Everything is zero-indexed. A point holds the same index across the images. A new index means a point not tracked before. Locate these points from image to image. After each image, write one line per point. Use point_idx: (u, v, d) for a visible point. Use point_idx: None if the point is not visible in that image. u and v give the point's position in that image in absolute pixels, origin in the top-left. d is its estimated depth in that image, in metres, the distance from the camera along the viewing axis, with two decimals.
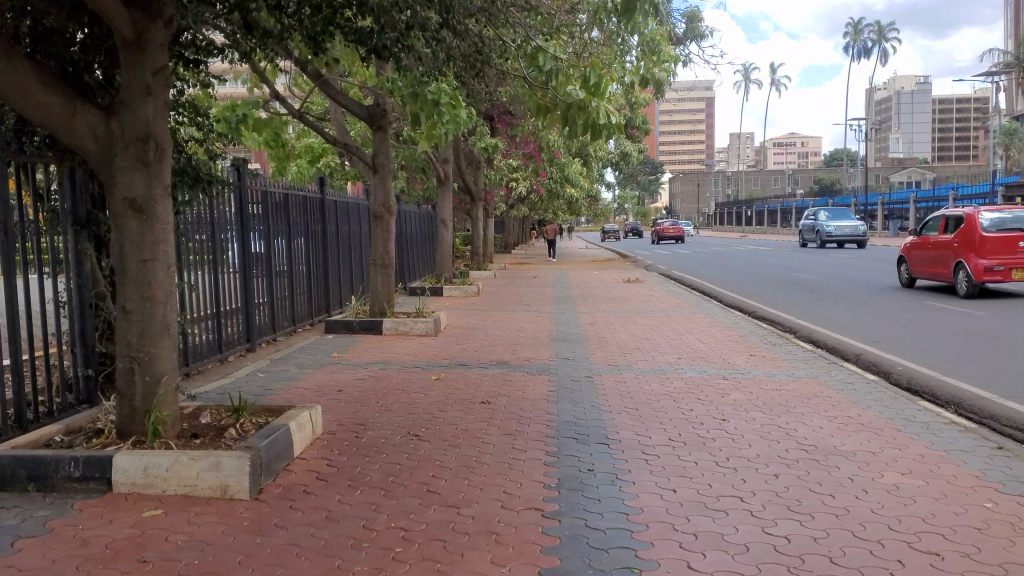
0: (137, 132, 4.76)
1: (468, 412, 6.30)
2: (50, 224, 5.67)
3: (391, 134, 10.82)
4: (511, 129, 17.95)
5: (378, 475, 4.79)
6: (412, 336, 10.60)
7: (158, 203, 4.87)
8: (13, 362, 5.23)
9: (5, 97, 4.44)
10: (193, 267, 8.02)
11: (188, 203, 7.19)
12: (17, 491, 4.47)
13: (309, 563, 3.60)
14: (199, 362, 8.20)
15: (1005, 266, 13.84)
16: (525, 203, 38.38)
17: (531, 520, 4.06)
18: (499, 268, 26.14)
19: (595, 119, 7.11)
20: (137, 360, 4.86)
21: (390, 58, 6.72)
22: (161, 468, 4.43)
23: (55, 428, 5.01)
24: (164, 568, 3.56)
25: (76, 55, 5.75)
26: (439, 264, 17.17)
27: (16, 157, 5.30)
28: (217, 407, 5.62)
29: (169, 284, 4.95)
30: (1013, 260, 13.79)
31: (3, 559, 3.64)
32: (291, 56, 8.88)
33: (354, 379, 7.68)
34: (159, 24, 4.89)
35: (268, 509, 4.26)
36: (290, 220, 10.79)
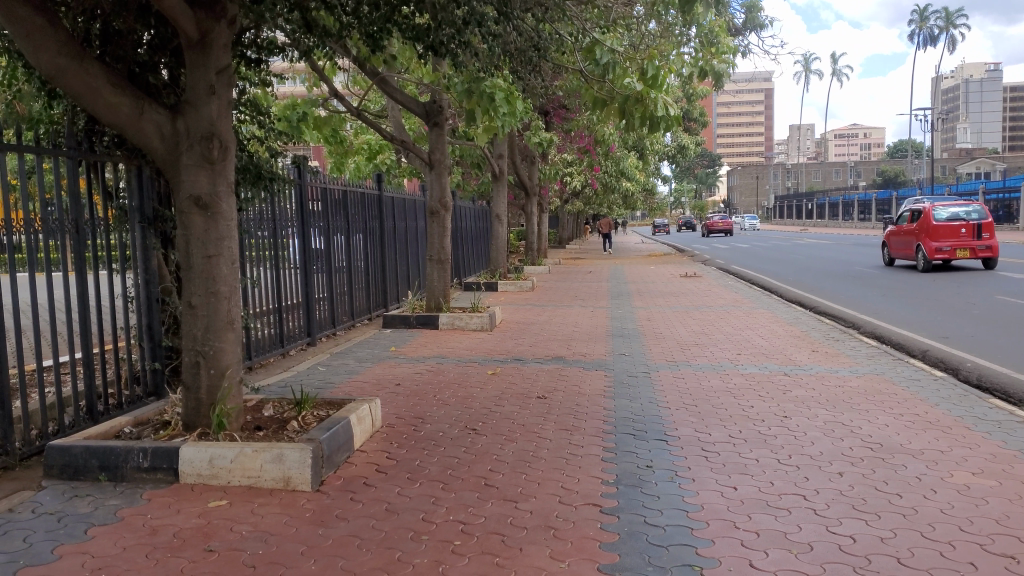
0: (201, 131, 4.86)
1: (525, 407, 6.30)
2: (119, 221, 5.85)
3: (447, 130, 10.88)
4: (566, 123, 17.88)
5: (437, 468, 4.83)
6: (468, 331, 10.65)
7: (222, 200, 4.98)
8: (85, 355, 5.39)
9: (76, 98, 4.58)
10: (256, 263, 8.19)
11: (251, 200, 7.34)
12: (89, 481, 4.61)
13: (371, 555, 3.64)
14: (262, 356, 8.36)
15: (951, 249, 18.05)
16: (581, 199, 38.28)
17: (589, 515, 4.05)
18: (555, 264, 26.12)
19: (653, 111, 7.02)
20: (202, 353, 4.97)
21: (447, 54, 6.74)
22: (226, 460, 4.53)
23: (124, 419, 5.16)
24: (230, 557, 3.64)
25: (144, 56, 5.92)
26: (494, 259, 17.22)
27: (87, 157, 5.47)
28: (279, 400, 5.72)
29: (234, 279, 5.06)
30: (960, 244, 17.84)
31: (76, 546, 3.76)
32: (349, 54, 8.98)
33: (412, 373, 7.75)
34: (222, 25, 4.99)
35: (329, 501, 4.33)
36: (349, 217, 10.94)
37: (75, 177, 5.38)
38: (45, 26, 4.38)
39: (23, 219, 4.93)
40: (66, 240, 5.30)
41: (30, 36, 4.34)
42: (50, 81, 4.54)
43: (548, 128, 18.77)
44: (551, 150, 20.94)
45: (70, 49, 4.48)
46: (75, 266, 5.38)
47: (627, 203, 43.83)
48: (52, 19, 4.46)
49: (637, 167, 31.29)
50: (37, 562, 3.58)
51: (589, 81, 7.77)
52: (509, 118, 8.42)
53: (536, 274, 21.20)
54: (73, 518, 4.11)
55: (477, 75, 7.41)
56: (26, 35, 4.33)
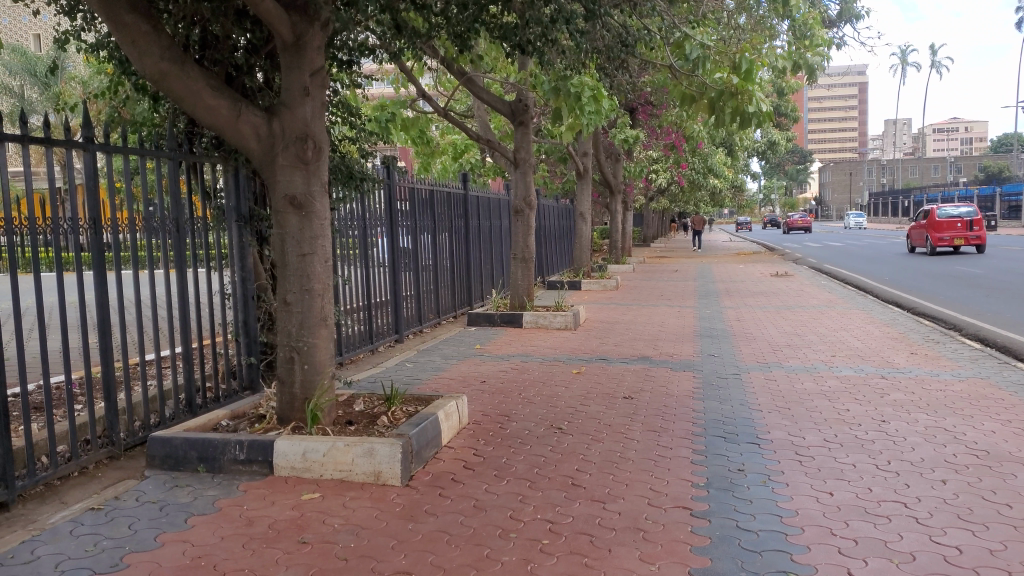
0: (296, 132, 4.99)
1: (611, 407, 6.24)
2: (217, 221, 6.04)
3: (532, 129, 10.88)
4: (652, 119, 17.66)
5: (524, 466, 4.82)
6: (552, 330, 10.62)
7: (316, 199, 5.09)
8: (185, 350, 5.56)
9: (177, 101, 4.72)
10: (346, 262, 8.36)
11: (342, 200, 7.51)
12: (189, 471, 4.78)
13: (459, 551, 3.65)
14: (352, 353, 8.52)
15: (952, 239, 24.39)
16: (667, 196, 37.88)
17: (680, 518, 3.98)
18: (639, 263, 25.87)
19: (745, 107, 6.85)
20: (297, 349, 5.10)
21: (533, 52, 6.74)
22: (319, 453, 4.63)
23: (221, 412, 5.32)
24: (323, 549, 3.72)
25: (240, 59, 6.13)
26: (578, 258, 17.13)
27: (188, 158, 5.65)
28: (369, 395, 5.82)
29: (327, 277, 5.17)
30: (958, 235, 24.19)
31: (178, 534, 3.90)
32: (436, 55, 9.06)
33: (497, 371, 7.77)
34: (316, 26, 5.09)
35: (418, 496, 4.37)
36: (435, 216, 11.06)
37: (176, 178, 5.56)
38: (150, 32, 4.53)
39: (128, 219, 5.12)
40: (168, 239, 5.48)
41: (135, 42, 4.49)
42: (154, 85, 4.69)
43: (634, 125, 18.58)
44: (636, 147, 20.73)
45: (172, 54, 4.63)
46: (177, 264, 5.56)
47: (714, 200, 43.04)
48: (155, 24, 4.60)
49: (725, 163, 30.69)
50: (142, 549, 3.72)
51: (678, 77, 7.64)
52: (595, 114, 8.35)
53: (621, 273, 21.04)
54: (174, 507, 4.26)
55: (563, 73, 7.36)
56: (132, 41, 4.49)
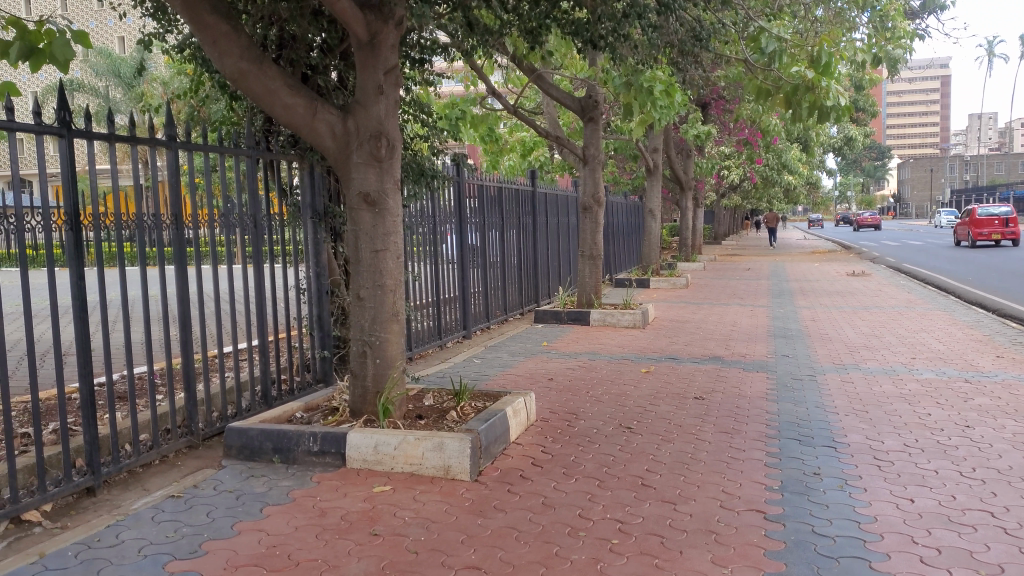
0: (370, 130, 5.05)
1: (681, 407, 6.16)
2: (293, 218, 6.16)
3: (602, 125, 10.81)
4: (725, 114, 17.37)
5: (593, 465, 4.79)
6: (621, 328, 10.53)
7: (389, 196, 5.16)
8: (261, 343, 5.68)
9: (256, 100, 4.82)
10: (416, 259, 8.44)
11: (413, 197, 7.60)
12: (264, 462, 4.90)
13: (529, 548, 3.65)
14: (421, 347, 8.61)
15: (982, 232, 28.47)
16: (738, 193, 37.29)
17: (753, 522, 3.90)
18: (710, 261, 25.52)
19: (823, 101, 6.67)
20: (370, 343, 5.17)
21: (605, 47, 6.69)
22: (390, 447, 4.68)
23: (295, 404, 5.43)
24: (394, 542, 3.75)
25: (315, 59, 6.27)
26: (646, 255, 16.95)
27: (266, 157, 5.77)
28: (439, 390, 5.87)
29: (399, 273, 5.23)
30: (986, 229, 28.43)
31: (254, 523, 3.99)
32: (507, 52, 9.07)
33: (565, 369, 7.74)
34: (391, 25, 5.13)
35: (488, 492, 4.39)
36: (504, 213, 11.09)
37: (254, 176, 5.69)
38: (230, 32, 4.62)
39: (208, 216, 5.25)
40: (246, 235, 5.60)
41: (216, 42, 4.59)
42: (233, 84, 4.80)
43: (705, 120, 18.30)
44: (708, 143, 20.43)
45: (251, 54, 4.72)
46: (254, 259, 5.68)
47: (788, 196, 42.15)
48: (236, 24, 4.69)
49: (799, 159, 30.01)
50: (219, 536, 3.82)
51: (754, 71, 7.49)
52: (667, 110, 8.24)
53: (691, 271, 20.77)
54: (250, 496, 4.36)
55: (635, 67, 7.27)
56: (214, 41, 4.59)
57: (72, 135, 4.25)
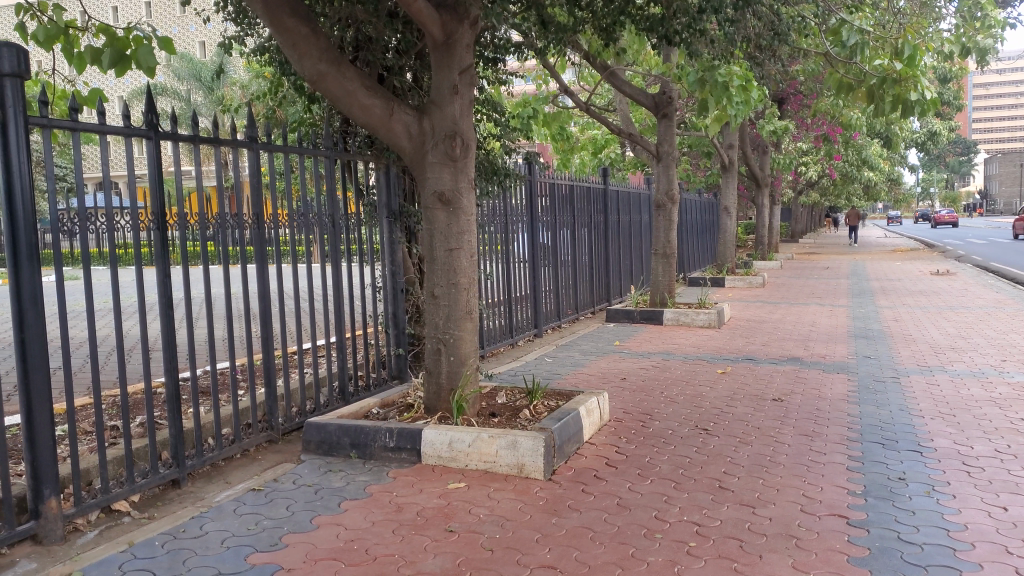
0: (445, 130, 5.10)
1: (760, 409, 6.04)
2: (369, 217, 6.26)
3: (676, 121, 10.67)
4: (802, 109, 16.98)
5: (668, 466, 4.74)
6: (695, 328, 10.38)
7: (463, 195, 5.20)
8: (339, 340, 5.78)
9: (334, 102, 4.88)
10: (488, 257, 8.48)
11: (485, 195, 7.66)
12: (342, 457, 4.99)
13: (604, 549, 3.62)
14: (493, 346, 8.64)
15: None
16: (815, 190, 36.44)
17: (835, 527, 3.80)
18: (787, 259, 24.98)
19: (907, 95, 6.41)
20: (444, 341, 5.21)
21: (681, 43, 6.63)
22: (464, 444, 4.71)
23: (372, 401, 5.52)
24: (469, 539, 3.77)
25: (391, 60, 6.38)
26: (721, 254, 16.68)
27: (343, 157, 5.87)
28: (511, 388, 5.88)
29: (473, 271, 5.26)
30: None
31: (333, 518, 4.06)
32: (580, 50, 9.04)
33: (639, 368, 7.68)
34: (466, 25, 5.16)
35: (562, 491, 4.38)
36: (575, 211, 11.05)
37: (333, 176, 5.80)
38: (309, 35, 4.69)
39: (287, 216, 5.35)
40: (324, 234, 5.71)
41: (296, 45, 4.67)
42: (312, 86, 4.86)
43: (782, 115, 17.93)
44: (785, 138, 20.01)
45: (330, 56, 4.78)
46: (332, 257, 5.79)
47: (868, 193, 40.99)
48: (315, 27, 4.76)
49: (880, 153, 29.18)
50: (299, 530, 3.89)
51: (834, 65, 7.29)
52: (744, 107, 8.10)
53: (766, 270, 20.37)
54: (328, 491, 4.44)
55: (710, 63, 7.17)
56: (293, 44, 4.67)
57: (158, 137, 4.38)
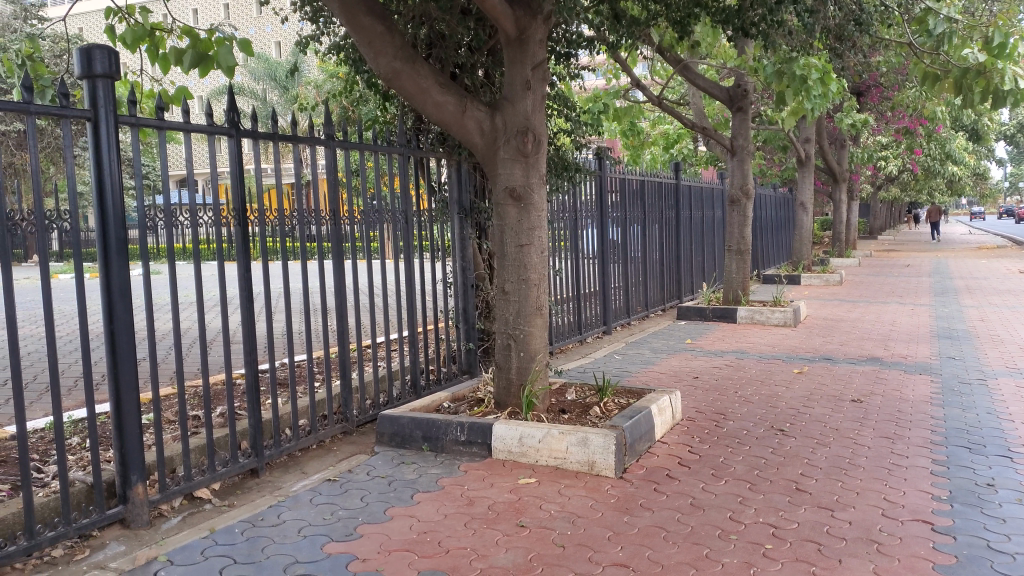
0: (518, 126, 5.10)
1: (838, 410, 5.88)
2: (441, 214, 6.31)
3: (751, 115, 10.46)
4: (882, 103, 16.45)
5: (743, 467, 4.65)
6: (770, 326, 10.18)
7: (535, 191, 5.19)
8: (411, 335, 5.84)
9: (409, 98, 4.91)
10: (558, 253, 8.47)
11: (555, 191, 7.67)
12: (414, 449, 5.05)
13: (678, 548, 3.58)
14: (562, 342, 8.63)
15: None
16: (896, 185, 35.33)
17: (919, 533, 3.68)
18: (866, 256, 24.27)
19: (998, 86, 6.12)
20: (514, 336, 5.22)
21: (758, 36, 6.49)
22: (535, 439, 4.71)
23: (443, 395, 5.56)
24: (541, 534, 3.77)
25: (463, 57, 6.43)
26: (797, 250, 16.36)
27: (416, 154, 5.93)
28: (581, 385, 5.86)
29: (543, 267, 5.26)
30: None
31: (406, 509, 4.10)
32: (653, 44, 8.93)
33: (712, 367, 7.56)
34: (539, 20, 5.14)
35: (634, 489, 4.34)
36: (646, 207, 10.94)
37: (407, 173, 5.87)
38: (384, 33, 4.69)
39: (361, 213, 5.43)
40: (397, 230, 5.78)
41: (371, 43, 4.68)
42: (387, 83, 4.90)
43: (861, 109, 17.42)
44: (865, 132, 19.44)
45: (405, 53, 4.80)
46: (404, 253, 5.86)
47: (952, 187, 39.55)
48: (390, 24, 4.76)
49: (965, 146, 28.08)
50: (373, 521, 3.95)
51: (919, 55, 7.03)
52: (823, 101, 7.83)
53: (843, 268, 19.85)
54: (401, 483, 4.50)
55: (788, 55, 6.98)
56: (369, 42, 4.68)
57: (240, 135, 4.50)
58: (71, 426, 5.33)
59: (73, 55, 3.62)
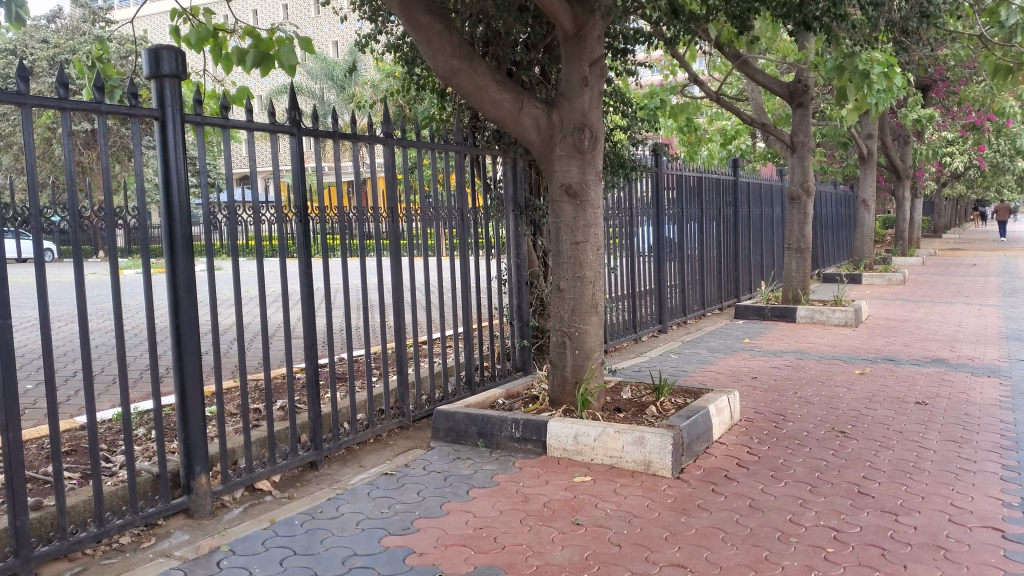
0: (574, 122, 5.09)
1: (902, 412, 5.74)
2: (496, 211, 6.34)
3: (812, 110, 10.28)
4: (949, 97, 16.01)
5: (804, 469, 4.57)
6: (830, 326, 9.98)
7: (591, 187, 5.17)
8: (466, 331, 5.87)
9: (466, 96, 4.93)
10: (614, 250, 8.44)
11: (611, 188, 7.64)
12: (469, 445, 5.07)
13: (737, 550, 3.53)
14: (617, 340, 8.59)
15: None
16: (962, 181, 34.34)
17: (989, 540, 3.57)
18: (931, 256, 23.62)
19: None
20: (569, 334, 5.21)
21: (821, 29, 6.37)
22: (590, 438, 4.70)
23: (498, 391, 5.58)
24: (596, 533, 3.76)
25: (520, 54, 6.45)
26: (859, 248, 16.01)
27: (472, 151, 5.96)
28: (637, 384, 5.82)
29: (599, 264, 5.23)
30: None
31: (462, 505, 4.13)
32: (711, 39, 8.83)
33: (770, 367, 7.45)
34: (598, 16, 5.10)
35: (691, 489, 4.29)
36: (703, 204, 10.82)
37: (462, 170, 5.89)
38: (442, 32, 4.71)
39: (418, 210, 5.47)
40: (452, 227, 5.82)
41: (429, 42, 4.70)
42: (444, 81, 4.92)
43: (925, 104, 16.97)
44: (930, 127, 18.93)
45: (462, 51, 4.81)
46: (460, 250, 5.89)
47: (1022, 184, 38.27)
48: (448, 23, 4.78)
49: None
50: (430, 516, 3.98)
51: (989, 47, 6.83)
52: (887, 96, 7.56)
53: (906, 267, 19.36)
54: (456, 478, 4.52)
55: (851, 49, 6.85)
56: (427, 41, 4.71)
57: (301, 133, 4.57)
58: (137, 417, 5.48)
59: (142, 56, 3.71)
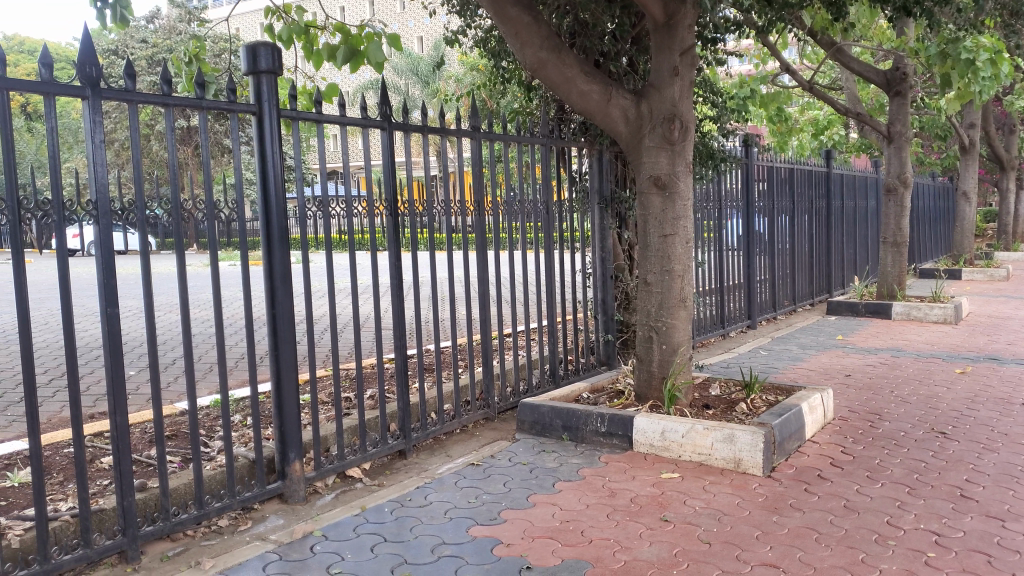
0: (664, 113, 5.01)
1: (1007, 414, 5.48)
2: (581, 204, 6.30)
3: (911, 99, 9.92)
4: None
5: (902, 470, 4.41)
6: (927, 323, 9.62)
7: (680, 179, 5.09)
8: (551, 324, 5.87)
9: (554, 88, 4.92)
10: (702, 243, 8.31)
11: (699, 180, 7.52)
12: (555, 438, 5.08)
13: (832, 551, 3.43)
14: (703, 335, 8.45)
15: None
16: None
17: None
18: None
19: None
20: (656, 329, 5.14)
21: (922, 14, 6.12)
22: (678, 434, 4.64)
23: (583, 386, 5.58)
24: (685, 530, 3.71)
25: (608, 46, 6.40)
26: (959, 243, 15.37)
27: (558, 144, 5.94)
28: (725, 380, 5.72)
29: (688, 258, 5.15)
30: None
31: (549, 497, 4.13)
32: (803, 26, 8.59)
33: (865, 365, 7.22)
34: (689, 5, 5.02)
35: (783, 488, 4.20)
36: (794, 197, 10.56)
37: (548, 163, 5.88)
38: (530, 23, 4.70)
39: (504, 203, 5.48)
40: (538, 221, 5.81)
41: (518, 34, 4.71)
42: (532, 73, 4.91)
43: None
44: None
45: (551, 43, 4.79)
46: (545, 243, 5.88)
47: None
48: (537, 15, 4.77)
49: None
50: (517, 507, 3.99)
51: None
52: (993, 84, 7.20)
53: (1010, 262, 18.47)
54: (542, 470, 4.53)
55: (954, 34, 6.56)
56: (516, 33, 4.71)
57: (392, 128, 4.62)
58: (233, 404, 5.66)
59: (241, 53, 3.81)
